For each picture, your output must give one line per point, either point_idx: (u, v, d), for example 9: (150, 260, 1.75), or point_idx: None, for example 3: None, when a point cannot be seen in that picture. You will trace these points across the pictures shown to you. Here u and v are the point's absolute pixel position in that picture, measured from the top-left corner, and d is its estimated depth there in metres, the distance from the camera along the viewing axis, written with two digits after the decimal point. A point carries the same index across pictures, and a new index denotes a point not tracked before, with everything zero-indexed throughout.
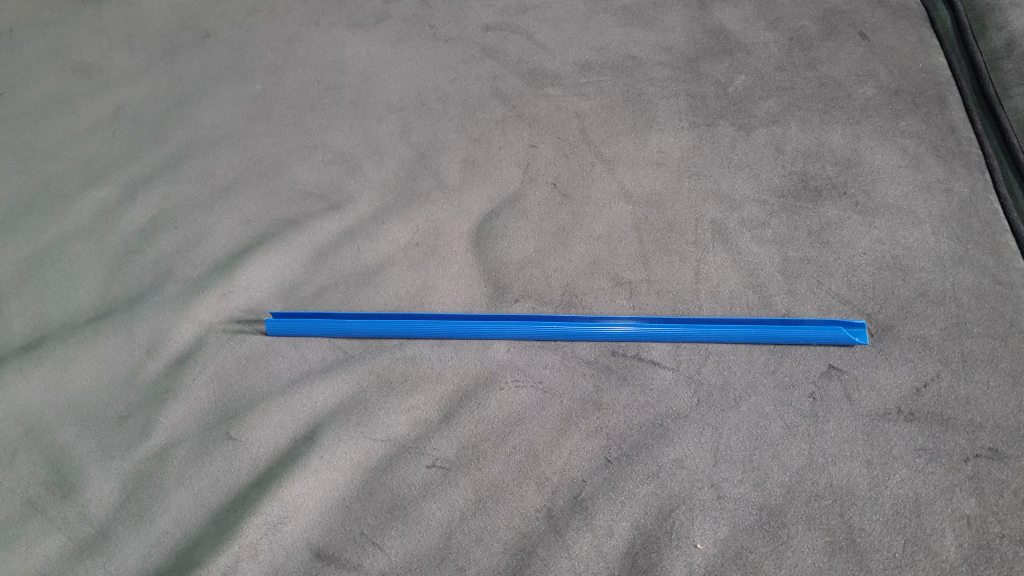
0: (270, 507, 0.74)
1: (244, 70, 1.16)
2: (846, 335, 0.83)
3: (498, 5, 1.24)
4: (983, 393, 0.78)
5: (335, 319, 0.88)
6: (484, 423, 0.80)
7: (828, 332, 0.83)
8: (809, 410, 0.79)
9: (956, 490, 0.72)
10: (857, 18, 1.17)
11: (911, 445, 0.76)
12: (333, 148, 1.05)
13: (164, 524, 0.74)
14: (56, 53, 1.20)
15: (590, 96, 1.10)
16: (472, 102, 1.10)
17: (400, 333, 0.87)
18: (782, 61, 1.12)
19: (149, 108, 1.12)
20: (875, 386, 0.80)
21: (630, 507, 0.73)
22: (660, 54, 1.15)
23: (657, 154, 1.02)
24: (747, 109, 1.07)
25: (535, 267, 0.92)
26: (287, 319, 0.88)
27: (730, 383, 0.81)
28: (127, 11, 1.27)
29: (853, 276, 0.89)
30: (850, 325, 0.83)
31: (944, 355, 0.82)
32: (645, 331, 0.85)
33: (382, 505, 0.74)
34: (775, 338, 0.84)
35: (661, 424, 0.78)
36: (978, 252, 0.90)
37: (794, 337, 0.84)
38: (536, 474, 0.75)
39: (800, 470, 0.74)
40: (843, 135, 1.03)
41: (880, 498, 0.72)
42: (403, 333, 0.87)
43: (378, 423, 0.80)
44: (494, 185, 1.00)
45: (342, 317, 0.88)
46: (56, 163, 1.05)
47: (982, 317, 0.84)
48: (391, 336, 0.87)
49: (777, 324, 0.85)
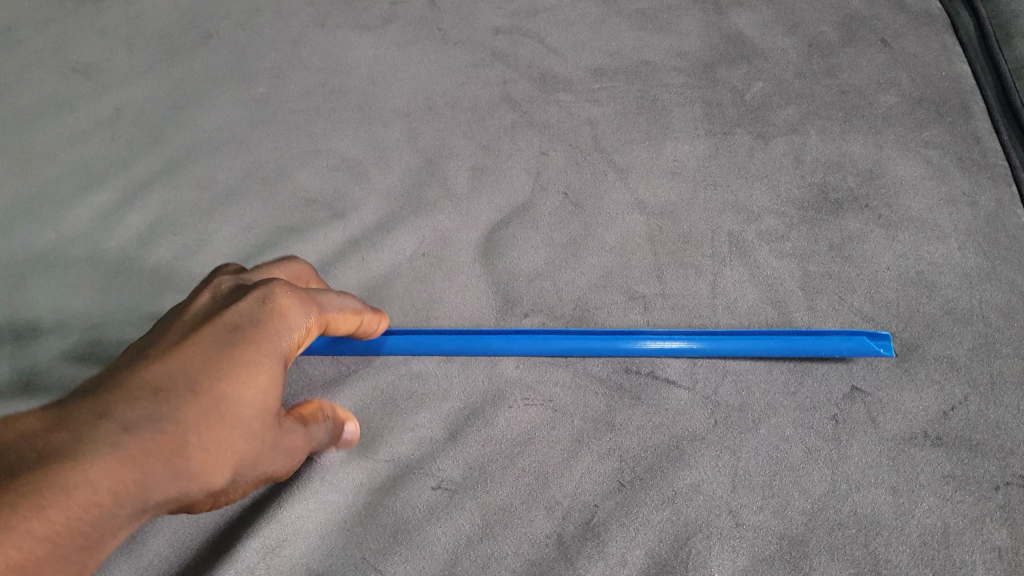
0: (267, 529, 0.71)
1: (247, 72, 1.11)
2: (871, 346, 0.78)
3: (508, 7, 1.19)
4: (1014, 418, 0.76)
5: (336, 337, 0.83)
6: (492, 443, 0.76)
7: (852, 343, 0.79)
8: (832, 433, 0.76)
9: (987, 520, 0.70)
10: (878, 24, 1.14)
11: (939, 471, 0.73)
12: (337, 154, 1.02)
13: (157, 546, 0.71)
14: (53, 53, 1.15)
15: (603, 103, 1.06)
16: (481, 107, 1.06)
17: (401, 349, 0.82)
18: (801, 68, 1.09)
19: (150, 110, 1.07)
20: (900, 409, 0.77)
21: (644, 534, 0.70)
22: (675, 59, 1.11)
23: (671, 162, 0.99)
24: (765, 117, 1.03)
25: (546, 279, 0.88)
26: None
27: (749, 405, 0.78)
28: (128, 10, 1.20)
29: (876, 292, 0.86)
30: (875, 336, 0.79)
31: (972, 376, 0.79)
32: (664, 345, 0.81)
33: (385, 529, 0.71)
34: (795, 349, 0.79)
35: (677, 446, 0.75)
36: (1005, 268, 0.87)
37: (814, 348, 0.79)
38: (545, 498, 0.72)
39: (822, 497, 0.72)
40: (865, 145, 0.99)
41: (907, 527, 0.70)
42: (404, 349, 0.82)
43: (381, 442, 0.77)
44: (504, 193, 0.97)
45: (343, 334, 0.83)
46: (52, 166, 1.01)
47: (1011, 337, 0.82)
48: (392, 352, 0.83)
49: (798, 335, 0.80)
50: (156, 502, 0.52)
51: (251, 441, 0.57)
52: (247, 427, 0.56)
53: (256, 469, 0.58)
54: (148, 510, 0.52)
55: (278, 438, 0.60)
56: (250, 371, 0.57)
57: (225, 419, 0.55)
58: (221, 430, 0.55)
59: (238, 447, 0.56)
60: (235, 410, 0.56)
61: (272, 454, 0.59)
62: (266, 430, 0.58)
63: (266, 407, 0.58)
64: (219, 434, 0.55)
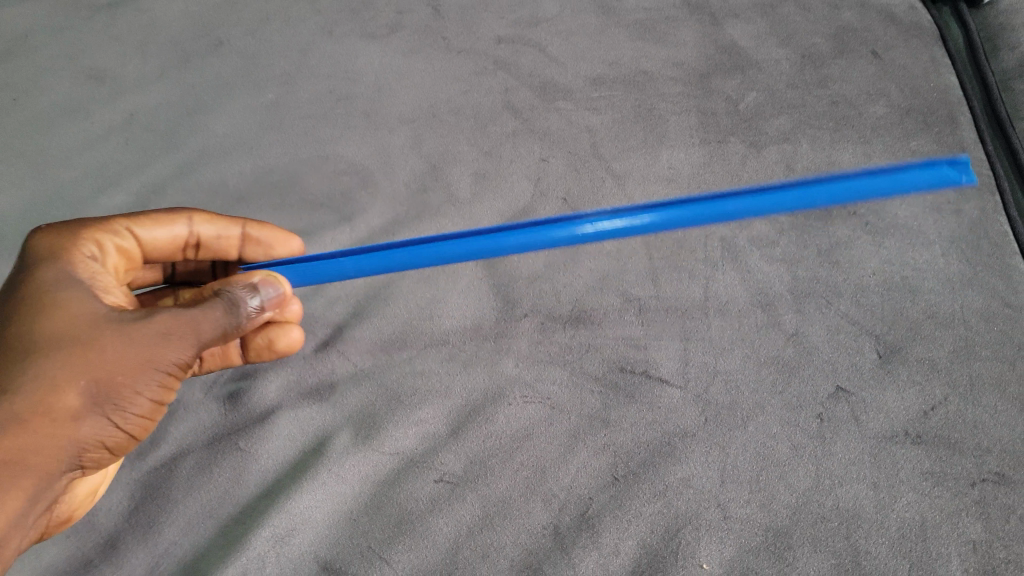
0: (277, 519, 0.75)
1: (256, 79, 1.15)
2: (951, 175, 0.79)
3: (510, 17, 1.23)
4: (991, 417, 0.80)
5: (326, 260, 0.83)
6: (492, 438, 0.80)
7: (934, 174, 0.79)
8: (817, 431, 0.79)
9: (962, 514, 0.74)
10: (869, 36, 1.17)
11: (918, 468, 0.77)
12: (344, 159, 1.05)
13: (173, 535, 0.74)
14: (70, 59, 1.18)
15: (602, 111, 1.09)
16: (484, 115, 1.10)
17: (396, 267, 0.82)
18: (794, 79, 1.12)
19: (163, 115, 1.11)
20: (883, 408, 0.81)
21: (637, 526, 0.73)
22: (672, 69, 1.15)
23: (667, 170, 1.03)
24: (758, 126, 1.07)
25: (545, 281, 0.92)
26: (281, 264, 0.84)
27: (738, 403, 0.81)
28: (141, 17, 1.24)
29: (862, 296, 0.89)
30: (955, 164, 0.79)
31: (952, 378, 0.83)
32: (716, 209, 0.80)
33: (390, 519, 0.75)
34: (874, 190, 0.79)
35: (668, 442, 0.79)
36: (987, 274, 0.91)
37: (892, 185, 0.79)
38: (542, 491, 0.76)
39: (806, 492, 0.75)
40: (853, 154, 1.03)
41: (886, 521, 0.74)
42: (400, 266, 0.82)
43: (386, 436, 0.80)
44: (505, 199, 1.01)
45: (333, 257, 0.83)
46: (68, 170, 1.05)
47: (990, 340, 0.86)
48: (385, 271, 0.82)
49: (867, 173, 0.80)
50: (29, 438, 0.63)
51: (90, 342, 0.66)
52: (75, 331, 0.66)
53: (157, 361, 0.68)
54: (26, 443, 0.63)
55: (132, 321, 0.68)
56: (60, 273, 0.70)
57: (52, 340, 0.65)
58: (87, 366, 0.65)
59: (85, 358, 0.65)
60: (58, 327, 0.66)
61: (162, 345, 0.68)
62: (109, 331, 0.67)
63: (87, 306, 0.69)
64: (58, 352, 0.65)
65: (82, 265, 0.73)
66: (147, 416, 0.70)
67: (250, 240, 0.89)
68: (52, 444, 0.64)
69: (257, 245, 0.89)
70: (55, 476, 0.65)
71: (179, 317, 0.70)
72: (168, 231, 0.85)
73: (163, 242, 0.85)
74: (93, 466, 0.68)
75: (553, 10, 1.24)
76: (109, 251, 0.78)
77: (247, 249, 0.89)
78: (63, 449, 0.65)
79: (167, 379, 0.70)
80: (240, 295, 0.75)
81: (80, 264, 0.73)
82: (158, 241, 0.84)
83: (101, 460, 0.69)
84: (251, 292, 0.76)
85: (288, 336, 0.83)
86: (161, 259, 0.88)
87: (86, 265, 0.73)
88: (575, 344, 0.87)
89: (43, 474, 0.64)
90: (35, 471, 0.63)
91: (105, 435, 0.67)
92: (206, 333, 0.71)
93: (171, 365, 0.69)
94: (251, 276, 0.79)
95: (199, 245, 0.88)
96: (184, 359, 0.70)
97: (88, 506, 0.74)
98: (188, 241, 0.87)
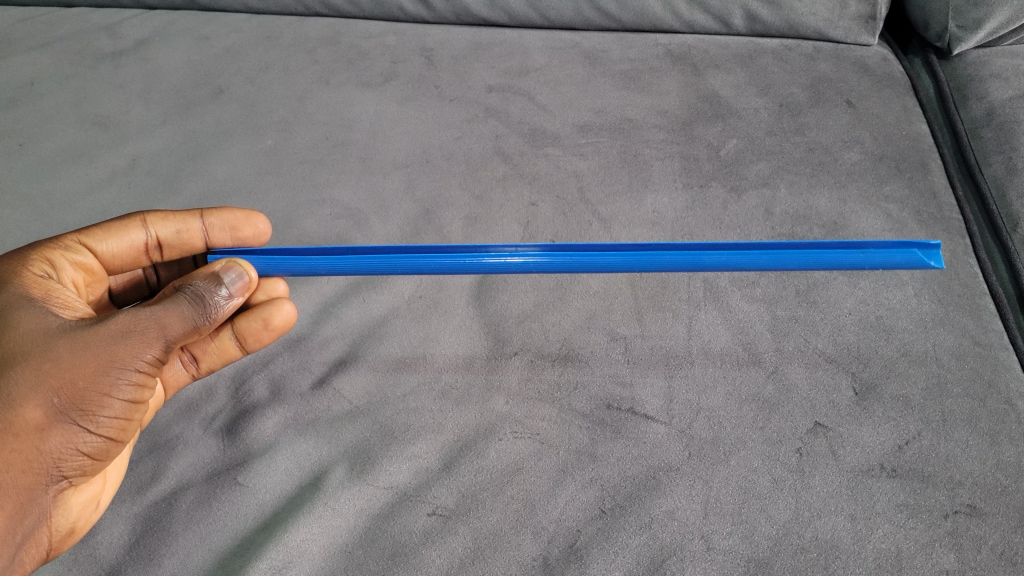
0: (275, 551, 0.77)
1: (255, 126, 1.19)
2: (921, 258, 0.85)
3: (500, 66, 1.28)
4: (962, 451, 0.84)
5: (300, 256, 0.88)
6: (484, 472, 0.83)
7: (901, 256, 0.85)
8: (796, 465, 0.82)
9: (937, 545, 0.77)
10: (843, 87, 1.23)
11: (893, 500, 0.80)
12: (340, 204, 1.08)
13: (172, 567, 0.76)
14: (75, 106, 1.22)
15: (589, 157, 1.14)
16: (475, 159, 1.14)
17: (383, 270, 0.87)
18: (772, 127, 1.17)
19: (165, 160, 1.14)
20: (859, 443, 0.84)
21: (623, 557, 0.76)
22: (656, 117, 1.19)
23: (651, 213, 1.06)
24: (738, 172, 1.11)
25: (534, 320, 0.95)
26: (274, 257, 0.88)
27: (720, 438, 0.84)
28: (144, 66, 1.28)
29: (838, 335, 0.93)
30: (925, 249, 0.84)
31: (925, 414, 0.86)
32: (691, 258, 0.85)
33: (383, 552, 0.77)
34: (842, 263, 0.86)
35: (654, 475, 0.82)
36: (958, 314, 0.95)
37: (863, 262, 0.86)
38: (532, 523, 0.79)
39: (787, 523, 0.78)
40: (830, 199, 1.08)
41: (863, 551, 0.76)
42: (385, 269, 0.87)
43: (382, 470, 0.83)
44: (495, 240, 1.04)
45: (308, 254, 0.88)
46: (71, 211, 1.07)
47: (961, 377, 0.89)
48: (369, 272, 0.87)
49: (840, 248, 0.87)
50: None
51: (43, 355, 0.70)
52: (29, 348, 0.71)
53: (120, 360, 0.71)
54: None
55: (89, 329, 0.72)
56: (13, 297, 0.75)
57: (9, 361, 0.70)
58: (43, 375, 0.69)
59: (40, 372, 0.69)
60: (14, 348, 0.71)
61: (120, 345, 0.71)
62: (62, 344, 0.71)
63: (39, 322, 0.73)
64: (14, 371, 0.69)
65: (36, 286, 0.78)
66: (123, 414, 0.73)
67: (212, 226, 0.93)
68: (22, 458, 0.69)
69: (222, 230, 0.93)
70: (31, 489, 0.71)
71: (137, 316, 0.72)
72: (122, 238, 0.90)
73: (122, 249, 0.91)
74: (75, 470, 0.72)
75: (542, 60, 1.29)
76: (65, 268, 0.84)
77: (212, 235, 0.93)
78: (35, 460, 0.70)
79: (139, 377, 0.72)
80: (206, 287, 0.78)
81: (33, 283, 0.78)
82: (116, 249, 0.90)
83: (82, 464, 0.73)
84: (217, 284, 0.78)
85: (281, 313, 0.89)
86: (127, 265, 0.93)
87: (39, 283, 0.79)
88: (564, 381, 0.90)
89: (16, 490, 0.70)
90: (13, 489, 0.70)
91: (77, 440, 0.71)
92: (171, 328, 0.73)
93: (137, 363, 0.72)
94: (215, 264, 0.82)
95: (162, 245, 0.93)
96: (151, 355, 0.72)
97: (94, 518, 0.78)
98: (148, 244, 0.93)
